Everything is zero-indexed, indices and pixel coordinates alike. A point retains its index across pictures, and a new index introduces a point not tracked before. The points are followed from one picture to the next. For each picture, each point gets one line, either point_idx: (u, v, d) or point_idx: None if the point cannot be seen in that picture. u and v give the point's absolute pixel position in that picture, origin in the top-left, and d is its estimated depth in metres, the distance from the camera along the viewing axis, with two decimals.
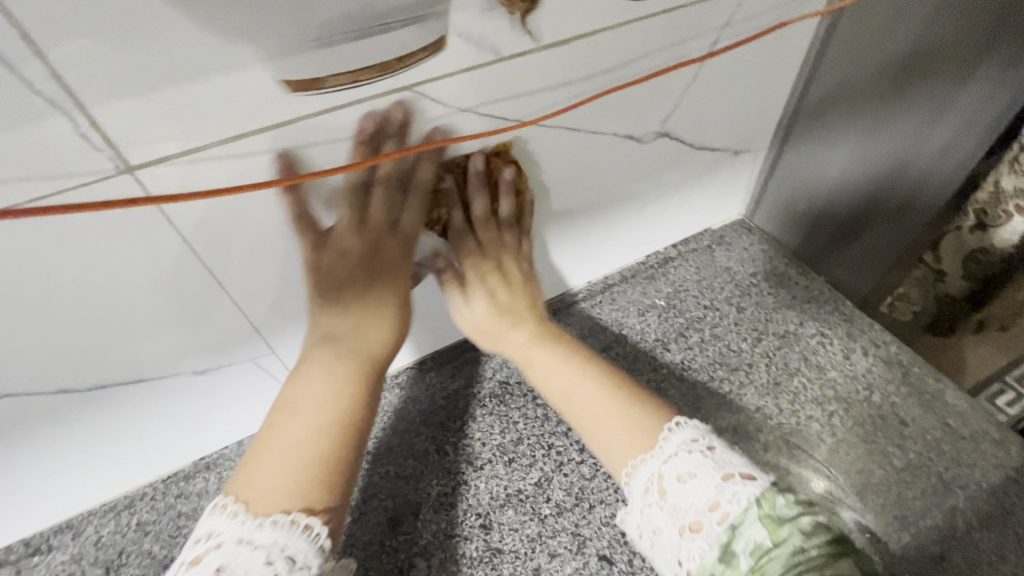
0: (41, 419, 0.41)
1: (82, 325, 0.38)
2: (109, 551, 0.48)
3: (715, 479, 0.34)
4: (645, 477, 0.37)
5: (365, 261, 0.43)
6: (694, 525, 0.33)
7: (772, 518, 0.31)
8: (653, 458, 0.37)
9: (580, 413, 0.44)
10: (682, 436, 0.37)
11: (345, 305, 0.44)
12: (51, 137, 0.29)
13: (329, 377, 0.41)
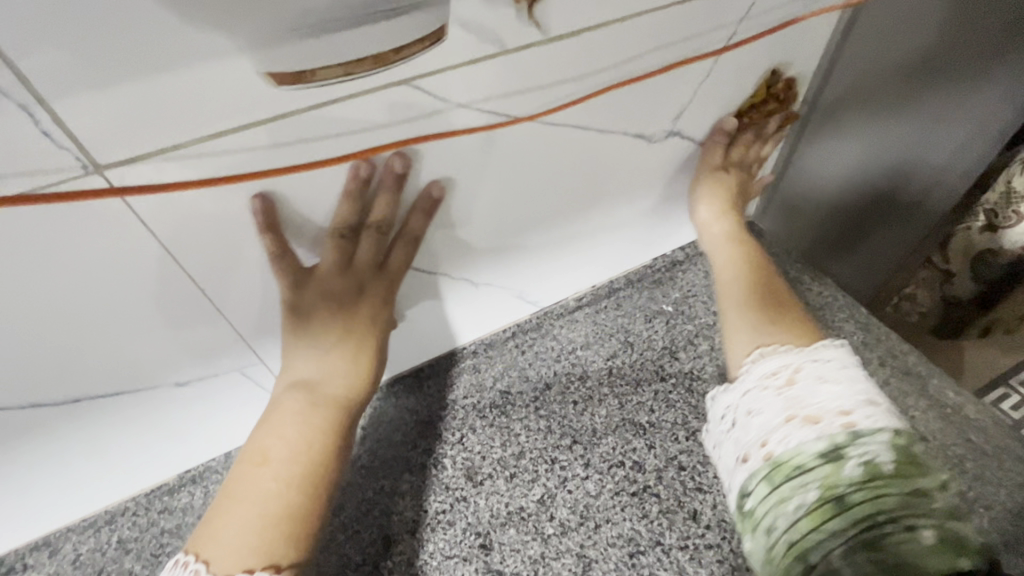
0: (12, 435, 0.39)
1: (53, 336, 0.35)
2: (88, 570, 0.46)
3: (848, 395, 0.38)
4: (775, 364, 0.42)
5: (346, 305, 0.43)
6: (809, 418, 0.37)
7: (898, 448, 0.35)
8: (796, 353, 0.42)
9: (734, 295, 0.50)
10: (836, 353, 0.41)
11: (325, 349, 0.43)
12: (9, 134, 0.26)
13: (301, 427, 0.41)
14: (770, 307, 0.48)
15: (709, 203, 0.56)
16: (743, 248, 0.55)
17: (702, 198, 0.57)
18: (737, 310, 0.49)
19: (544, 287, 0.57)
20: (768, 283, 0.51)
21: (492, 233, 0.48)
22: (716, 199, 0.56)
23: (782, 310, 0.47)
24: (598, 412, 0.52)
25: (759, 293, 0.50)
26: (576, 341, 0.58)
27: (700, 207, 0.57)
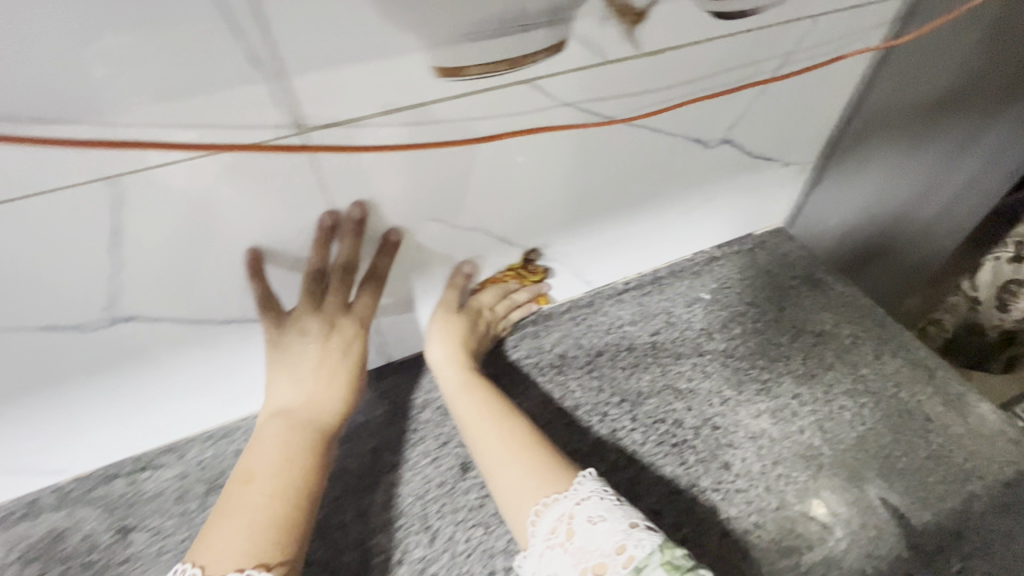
0: (180, 344, 0.48)
1: (232, 265, 0.44)
2: (211, 471, 0.54)
3: (622, 524, 0.40)
4: (554, 518, 0.43)
5: (326, 340, 0.49)
6: (594, 568, 0.38)
7: (671, 563, 0.37)
8: (566, 499, 0.43)
9: (493, 451, 0.50)
10: (588, 485, 0.44)
11: (305, 378, 0.49)
12: (249, 100, 0.35)
13: (283, 444, 0.45)
14: (522, 450, 0.49)
15: (443, 344, 0.57)
16: (474, 392, 0.55)
17: (434, 338, 0.58)
18: (508, 462, 0.48)
19: (600, 269, 0.67)
20: (517, 428, 0.51)
21: (569, 217, 0.57)
22: (454, 342, 0.57)
23: (546, 452, 0.49)
24: (643, 377, 0.61)
25: (510, 442, 0.50)
26: (624, 318, 0.67)
27: (435, 350, 0.57)
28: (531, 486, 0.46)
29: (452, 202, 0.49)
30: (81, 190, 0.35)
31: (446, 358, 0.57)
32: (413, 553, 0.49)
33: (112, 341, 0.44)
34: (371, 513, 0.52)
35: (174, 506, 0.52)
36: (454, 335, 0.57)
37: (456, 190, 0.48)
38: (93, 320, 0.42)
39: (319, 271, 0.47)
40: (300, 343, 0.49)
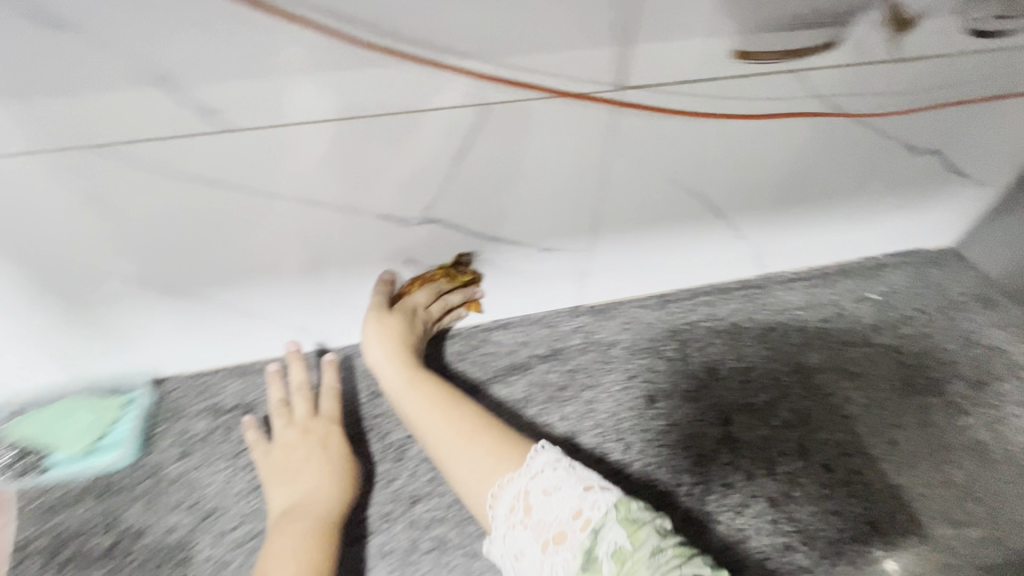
0: (452, 251, 0.59)
1: (518, 193, 0.54)
2: (438, 363, 0.66)
3: (577, 489, 0.42)
4: (513, 495, 0.44)
5: (289, 444, 0.55)
6: (557, 537, 0.40)
7: (627, 518, 0.40)
8: (521, 477, 0.45)
9: (446, 441, 0.52)
10: (545, 456, 0.46)
11: (295, 482, 0.53)
12: (594, 60, 0.44)
13: (289, 543, 0.48)
14: (473, 435, 0.51)
15: (383, 348, 0.58)
16: (421, 389, 0.56)
17: (370, 350, 0.59)
18: (456, 458, 0.51)
19: (777, 254, 0.73)
20: (461, 418, 0.53)
21: (772, 199, 0.64)
22: (390, 341, 0.59)
23: (484, 436, 0.51)
24: (813, 355, 0.67)
25: (455, 437, 0.52)
26: (794, 302, 0.73)
27: (377, 354, 0.58)
28: (486, 470, 0.48)
29: (691, 168, 0.57)
30: (454, 114, 0.46)
31: (387, 360, 0.58)
32: (609, 456, 0.58)
33: (411, 237, 0.56)
34: (571, 420, 0.61)
35: None
36: (394, 334, 0.59)
37: (698, 160, 0.56)
38: (409, 217, 0.53)
39: (280, 397, 0.60)
40: (283, 455, 0.55)
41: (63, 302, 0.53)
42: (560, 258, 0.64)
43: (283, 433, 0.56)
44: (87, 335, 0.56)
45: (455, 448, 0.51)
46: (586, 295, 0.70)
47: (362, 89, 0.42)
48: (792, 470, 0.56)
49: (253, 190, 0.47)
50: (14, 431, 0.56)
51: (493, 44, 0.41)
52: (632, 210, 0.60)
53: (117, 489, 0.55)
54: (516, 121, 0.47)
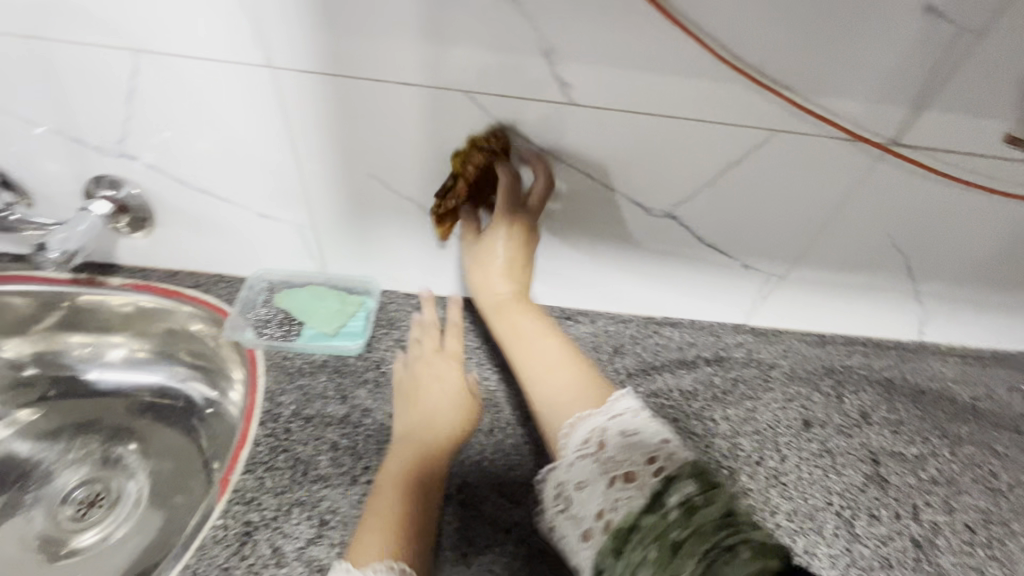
0: (669, 246, 0.66)
1: (753, 210, 0.61)
2: (613, 341, 0.74)
3: (652, 441, 0.46)
4: (587, 430, 0.49)
5: (418, 374, 0.61)
6: (624, 474, 0.44)
7: (705, 482, 0.42)
8: (600, 414, 0.50)
9: (532, 361, 0.57)
10: (626, 402, 0.50)
11: (421, 412, 0.58)
12: (884, 113, 0.51)
13: (408, 464, 0.53)
14: (561, 365, 0.55)
15: (495, 268, 0.60)
16: (522, 311, 0.60)
17: (476, 268, 0.61)
18: (542, 380, 0.55)
19: (941, 326, 0.76)
20: (554, 346, 0.57)
21: (963, 274, 0.68)
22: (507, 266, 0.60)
23: (575, 368, 0.55)
24: (963, 426, 0.71)
25: (545, 360, 0.56)
26: (948, 374, 0.76)
27: (496, 279, 0.60)
28: (570, 400, 0.52)
29: (909, 228, 0.63)
30: (743, 131, 0.53)
31: (500, 284, 0.61)
32: (767, 461, 0.64)
33: (646, 225, 0.64)
34: (732, 420, 0.67)
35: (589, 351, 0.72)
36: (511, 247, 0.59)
37: (919, 221, 0.62)
38: (656, 209, 0.61)
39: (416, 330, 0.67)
40: (412, 383, 0.61)
41: (351, 210, 0.62)
42: (752, 277, 0.70)
43: (416, 361, 0.63)
44: (353, 240, 0.66)
45: (543, 370, 0.56)
46: (753, 317, 0.76)
47: (686, 95, 0.50)
48: (936, 520, 0.61)
49: (555, 154, 0.56)
50: (281, 301, 0.67)
51: (809, 83, 0.49)
52: (836, 251, 0.66)
53: (349, 371, 0.65)
54: (792, 148, 0.54)
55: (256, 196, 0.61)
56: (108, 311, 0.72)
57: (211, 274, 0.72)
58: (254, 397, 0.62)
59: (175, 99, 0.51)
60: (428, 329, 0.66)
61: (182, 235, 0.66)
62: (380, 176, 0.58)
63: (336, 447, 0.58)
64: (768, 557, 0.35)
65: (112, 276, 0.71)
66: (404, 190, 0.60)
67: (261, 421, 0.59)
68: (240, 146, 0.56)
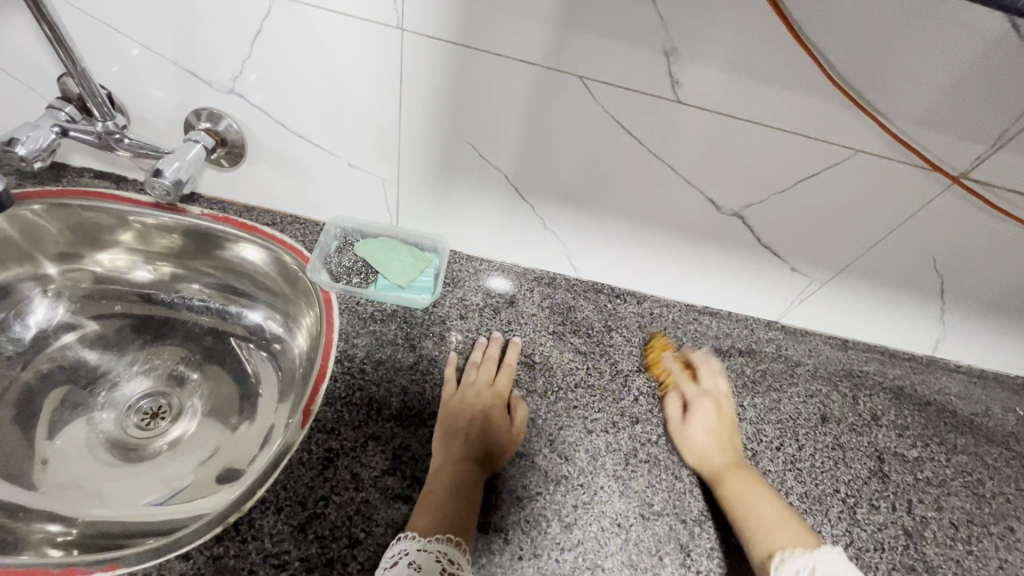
0: (728, 243, 0.70)
1: (814, 219, 0.65)
2: (658, 323, 0.78)
3: None
4: (800, 569, 0.52)
5: (470, 404, 0.63)
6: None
7: None
8: (816, 562, 0.53)
9: (761, 509, 0.59)
10: (854, 574, 0.52)
11: (466, 440, 0.60)
12: (960, 149, 0.55)
13: (459, 478, 0.56)
14: (788, 521, 0.58)
15: (713, 430, 0.66)
16: (746, 471, 0.63)
17: (707, 434, 0.66)
18: (768, 512, 0.58)
19: (956, 346, 0.82)
20: (768, 502, 0.59)
21: (990, 301, 0.74)
22: (714, 428, 0.67)
23: (783, 509, 0.59)
24: (959, 437, 0.78)
25: (761, 514, 0.58)
26: (952, 389, 0.83)
27: (714, 447, 0.65)
28: (772, 534, 0.56)
29: (952, 253, 0.67)
30: (826, 146, 0.57)
31: (688, 439, 0.65)
32: (786, 448, 0.70)
33: (713, 221, 0.67)
34: (758, 407, 0.73)
35: (636, 329, 0.77)
36: (711, 422, 0.67)
37: (964, 249, 0.66)
38: (726, 207, 0.65)
39: (473, 359, 0.68)
40: (462, 411, 0.62)
41: (439, 172, 0.65)
42: (796, 281, 0.75)
43: (469, 390, 0.64)
44: (433, 200, 0.69)
45: (745, 504, 0.59)
46: (786, 316, 0.82)
47: (783, 108, 0.54)
48: (926, 515, 0.69)
49: (647, 145, 0.59)
50: (357, 249, 0.71)
51: (904, 112, 0.53)
52: (879, 266, 0.71)
53: (417, 322, 0.69)
54: (868, 168, 0.58)
55: (351, 148, 0.64)
56: (185, 239, 0.73)
57: (287, 215, 0.75)
58: (329, 337, 0.66)
59: (302, 46, 0.54)
60: (487, 360, 0.67)
61: (269, 175, 0.69)
62: (476, 143, 0.61)
63: (406, 390, 0.63)
64: None
65: (192, 205, 0.73)
66: (496, 161, 0.63)
67: (337, 359, 0.64)
68: (350, 99, 0.58)
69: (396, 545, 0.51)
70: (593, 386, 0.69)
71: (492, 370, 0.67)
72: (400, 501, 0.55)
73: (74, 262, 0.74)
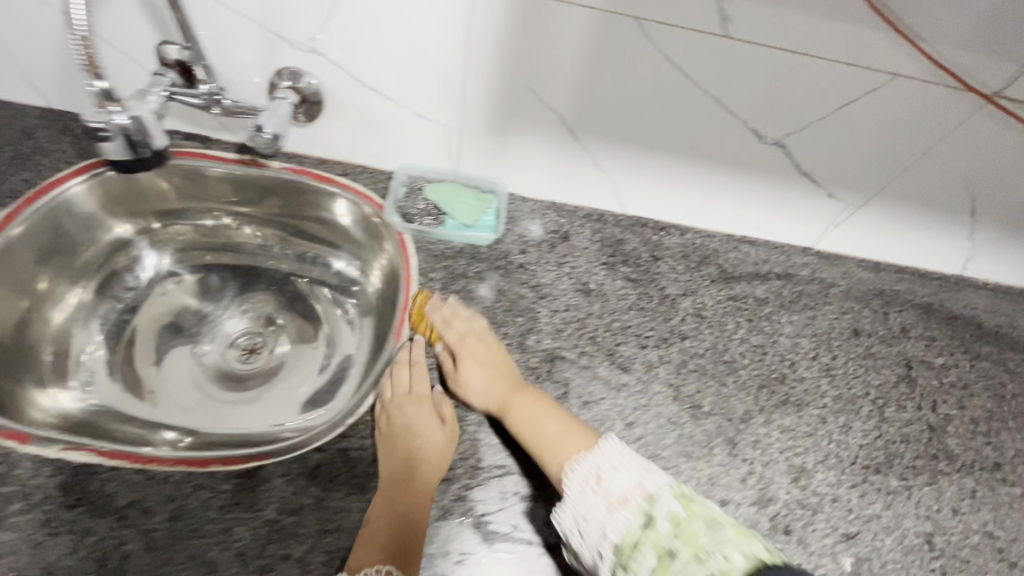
0: (770, 173, 0.75)
1: (851, 145, 0.70)
2: (699, 252, 0.85)
3: (639, 473, 0.57)
4: (585, 468, 0.58)
5: (395, 412, 0.63)
6: (620, 501, 0.56)
7: (684, 496, 0.56)
8: (593, 456, 0.58)
9: (544, 428, 0.61)
10: (613, 447, 0.59)
11: (398, 453, 0.60)
12: (994, 68, 0.59)
13: (390, 499, 0.56)
14: (544, 418, 0.61)
15: (475, 369, 0.65)
16: (518, 394, 0.63)
17: (470, 375, 0.65)
18: (553, 441, 0.60)
19: (985, 264, 0.87)
20: (553, 417, 0.62)
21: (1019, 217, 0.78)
22: (483, 365, 0.65)
23: (523, 400, 0.63)
24: (984, 346, 0.84)
25: (543, 434, 0.60)
26: (980, 304, 0.88)
27: (471, 380, 0.65)
28: (556, 450, 0.59)
29: (983, 172, 0.71)
30: (865, 73, 0.61)
31: (475, 395, 0.64)
32: (820, 357, 0.78)
33: (756, 151, 0.72)
34: (794, 324, 0.80)
35: (680, 258, 0.83)
36: (482, 358, 0.65)
37: (996, 167, 0.71)
38: (768, 136, 0.70)
39: (397, 368, 0.67)
40: (392, 420, 0.63)
41: (499, 117, 0.71)
42: (832, 207, 0.80)
43: (393, 400, 0.65)
44: (491, 146, 0.75)
45: (532, 439, 0.60)
46: (821, 242, 0.87)
47: (824, 38, 0.58)
48: (949, 413, 0.76)
49: (695, 79, 0.64)
50: (427, 194, 0.78)
51: (941, 34, 0.57)
52: (911, 189, 0.76)
53: (482, 258, 0.77)
54: (906, 93, 0.63)
55: (419, 98, 0.69)
56: (267, 192, 0.81)
57: (356, 165, 0.81)
58: (408, 272, 0.74)
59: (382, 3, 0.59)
60: (404, 365, 0.67)
61: (342, 129, 0.75)
62: (535, 88, 0.66)
63: (481, 315, 0.72)
64: (754, 560, 0.51)
65: (271, 160, 0.79)
66: (551, 104, 0.68)
67: (418, 289, 0.72)
68: (421, 52, 0.64)
69: None
70: (644, 309, 0.77)
71: (410, 372, 0.67)
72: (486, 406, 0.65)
73: (173, 217, 0.83)
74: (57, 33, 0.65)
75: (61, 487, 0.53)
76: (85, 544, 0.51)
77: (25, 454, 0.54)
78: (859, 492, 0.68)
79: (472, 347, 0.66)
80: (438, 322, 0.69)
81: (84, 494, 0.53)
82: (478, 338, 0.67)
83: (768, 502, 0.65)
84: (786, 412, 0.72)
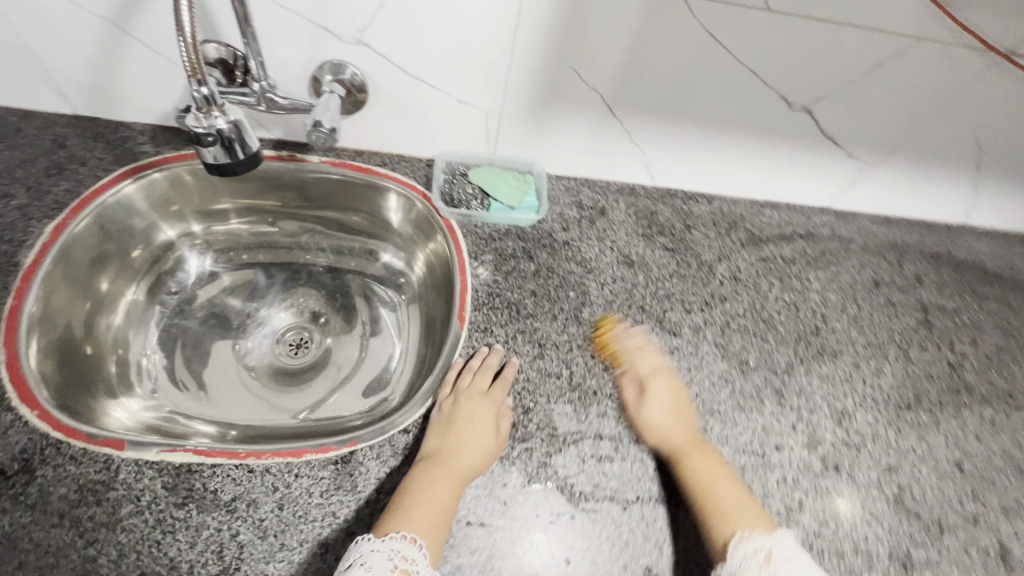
0: (795, 138, 0.79)
1: (873, 107, 0.74)
2: (727, 218, 0.89)
3: (813, 572, 0.54)
4: (757, 546, 0.56)
5: (457, 407, 0.64)
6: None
7: None
8: (770, 537, 0.56)
9: (723, 488, 0.61)
10: (790, 543, 0.56)
11: (450, 445, 0.61)
12: (1005, 25, 0.64)
13: (431, 479, 0.57)
14: (726, 483, 0.61)
15: (665, 407, 0.67)
16: (705, 454, 0.64)
17: (649, 405, 0.66)
18: (731, 503, 0.59)
19: (986, 212, 0.93)
20: (732, 484, 0.62)
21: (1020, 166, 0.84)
22: (673, 411, 0.67)
23: (704, 457, 0.63)
24: (990, 287, 0.91)
25: (721, 497, 0.60)
26: (983, 249, 0.95)
27: (654, 412, 0.66)
28: (732, 514, 0.59)
29: (991, 125, 0.77)
30: (890, 37, 0.65)
31: (653, 430, 0.65)
32: (848, 309, 0.83)
33: (784, 118, 0.76)
34: (821, 279, 0.86)
35: (711, 225, 0.87)
36: (670, 403, 0.67)
37: (1002, 120, 0.76)
38: (797, 103, 0.73)
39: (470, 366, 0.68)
40: (453, 412, 0.64)
41: (541, 99, 0.73)
42: (851, 167, 0.85)
43: (460, 394, 0.66)
44: (530, 128, 0.77)
45: (704, 493, 0.60)
46: (838, 201, 0.92)
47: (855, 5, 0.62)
48: (965, 351, 0.83)
49: (733, 51, 0.67)
50: (471, 179, 0.79)
51: None
52: (925, 145, 0.80)
53: (528, 237, 0.79)
54: (926, 53, 0.67)
55: (463, 84, 0.70)
56: (307, 187, 0.81)
57: (393, 155, 0.81)
58: (461, 256, 0.76)
59: None
60: (482, 367, 0.68)
61: (382, 119, 0.75)
62: (579, 68, 0.68)
63: (535, 293, 0.75)
64: None
65: (309, 154, 0.79)
66: (593, 83, 0.70)
67: (472, 272, 0.75)
68: (469, 38, 0.65)
69: (358, 545, 0.52)
70: (685, 276, 0.81)
71: (479, 373, 0.67)
72: (553, 377, 0.69)
73: (211, 218, 0.82)
74: (92, 36, 0.64)
75: (167, 488, 0.55)
76: (201, 538, 0.53)
77: (126, 459, 0.55)
78: (895, 427, 0.74)
79: (659, 386, 0.68)
80: (624, 348, 0.72)
81: (190, 492, 0.55)
82: (662, 379, 0.69)
83: (817, 444, 0.70)
84: (823, 361, 0.78)
